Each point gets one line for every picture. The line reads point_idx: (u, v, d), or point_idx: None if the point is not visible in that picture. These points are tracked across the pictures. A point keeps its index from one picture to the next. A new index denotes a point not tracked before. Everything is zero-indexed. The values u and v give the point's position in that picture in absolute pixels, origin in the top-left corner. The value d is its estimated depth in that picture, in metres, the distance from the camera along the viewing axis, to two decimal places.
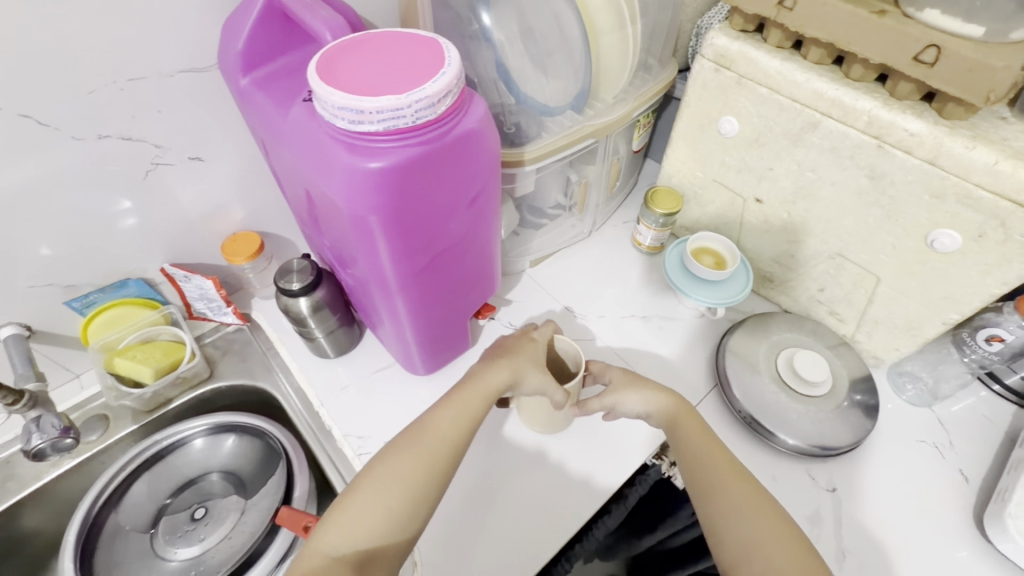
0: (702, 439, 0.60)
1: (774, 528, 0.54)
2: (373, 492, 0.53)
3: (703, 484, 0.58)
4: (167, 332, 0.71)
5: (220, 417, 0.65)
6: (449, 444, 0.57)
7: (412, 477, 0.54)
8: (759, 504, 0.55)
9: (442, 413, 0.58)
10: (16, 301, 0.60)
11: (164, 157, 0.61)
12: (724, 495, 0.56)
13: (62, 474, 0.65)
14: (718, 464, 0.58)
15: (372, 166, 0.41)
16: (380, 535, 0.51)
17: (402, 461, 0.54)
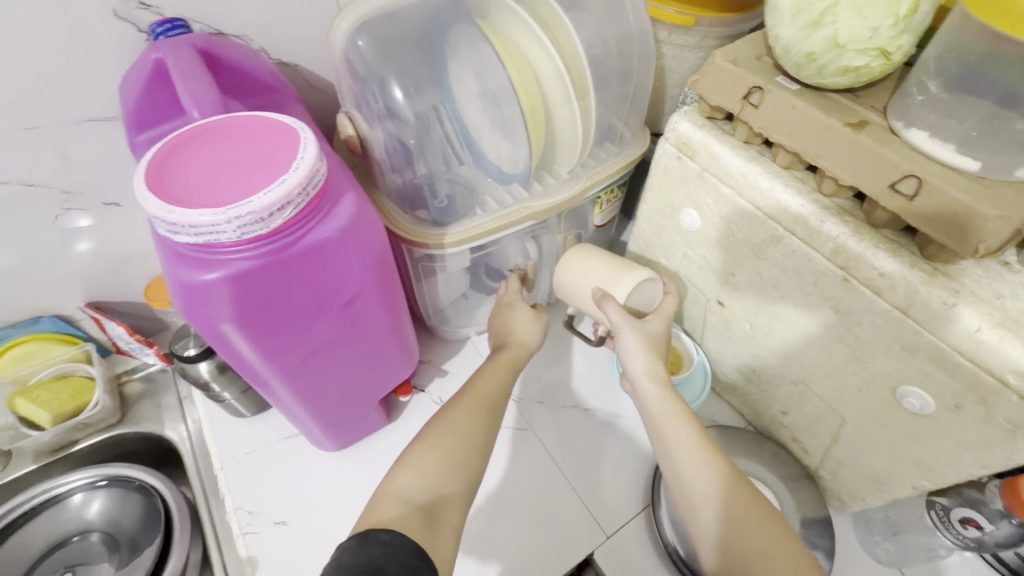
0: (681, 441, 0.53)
1: (762, 526, 0.47)
2: (436, 444, 0.50)
3: (693, 488, 0.50)
4: (84, 369, 0.68)
5: (109, 471, 0.64)
6: (497, 406, 0.56)
7: (468, 432, 0.51)
8: (750, 507, 0.48)
9: (487, 374, 0.58)
10: None
11: (75, 203, 0.59)
12: (715, 500, 0.49)
13: None
14: (705, 455, 0.51)
15: (196, 279, 0.36)
16: (446, 486, 0.47)
17: (461, 413, 0.53)
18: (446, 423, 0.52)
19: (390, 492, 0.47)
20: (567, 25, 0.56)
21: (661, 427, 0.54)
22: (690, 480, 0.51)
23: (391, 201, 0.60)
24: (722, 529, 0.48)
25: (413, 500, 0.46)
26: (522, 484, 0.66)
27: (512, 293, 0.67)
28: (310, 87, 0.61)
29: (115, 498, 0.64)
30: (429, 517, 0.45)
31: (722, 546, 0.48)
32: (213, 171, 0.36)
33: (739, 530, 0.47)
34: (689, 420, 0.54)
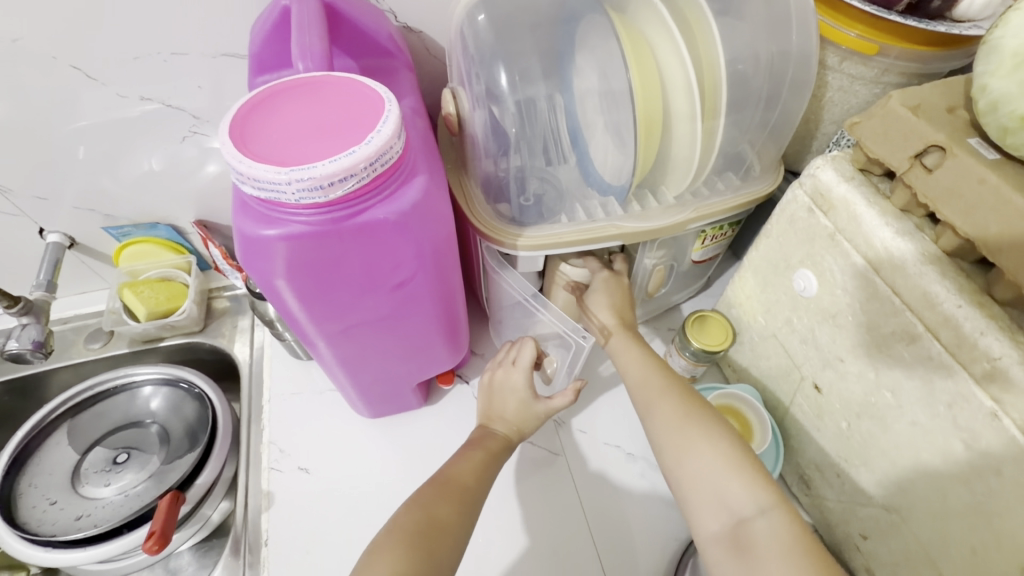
0: (636, 359, 0.58)
1: (706, 424, 0.50)
2: (410, 539, 0.44)
3: (640, 397, 0.55)
4: (183, 278, 0.76)
5: (177, 373, 0.70)
6: (472, 489, 0.51)
7: (439, 516, 0.47)
8: (692, 406, 0.52)
9: (467, 464, 0.53)
10: (61, 217, 0.68)
11: (201, 128, 0.63)
12: (654, 404, 0.53)
13: (58, 367, 0.74)
14: (656, 369, 0.56)
15: (256, 232, 0.36)
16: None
17: (441, 505, 0.48)
18: (422, 514, 0.46)
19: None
20: (713, 31, 0.49)
21: (621, 355, 0.59)
22: (637, 388, 0.56)
23: (476, 188, 0.57)
24: (659, 429, 0.52)
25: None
26: (538, 510, 0.62)
27: (517, 369, 0.60)
28: (428, 54, 0.59)
29: (176, 398, 0.70)
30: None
31: (658, 445, 0.51)
32: (292, 129, 0.35)
33: (676, 427, 0.50)
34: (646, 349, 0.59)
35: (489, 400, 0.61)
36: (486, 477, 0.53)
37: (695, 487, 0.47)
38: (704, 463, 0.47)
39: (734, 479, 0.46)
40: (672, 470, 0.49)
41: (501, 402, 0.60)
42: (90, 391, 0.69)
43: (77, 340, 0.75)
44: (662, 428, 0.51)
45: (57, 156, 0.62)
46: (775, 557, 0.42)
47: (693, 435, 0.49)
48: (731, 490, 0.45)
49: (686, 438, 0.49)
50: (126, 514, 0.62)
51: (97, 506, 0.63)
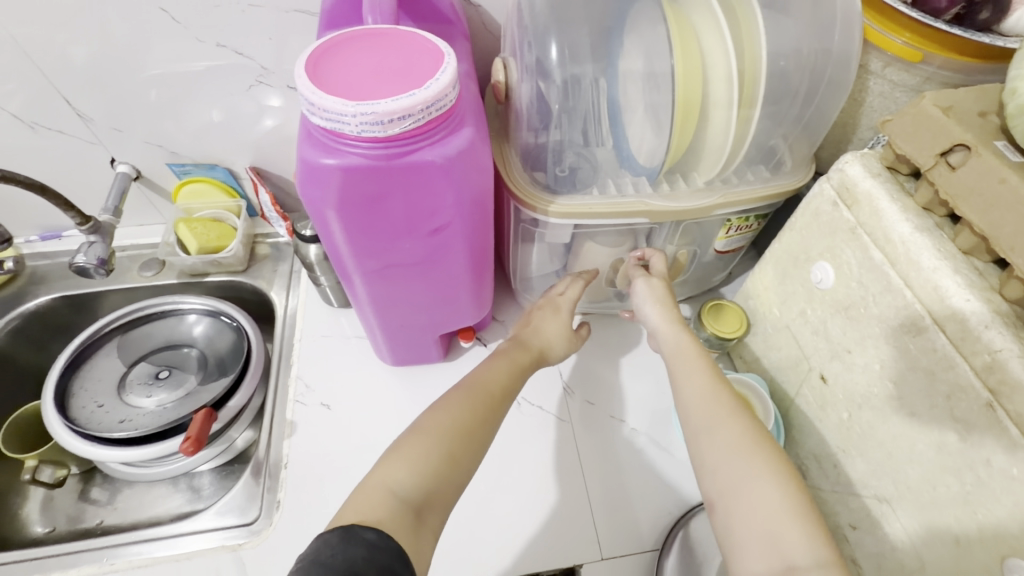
0: (697, 374, 0.54)
1: (742, 439, 0.48)
2: (433, 437, 0.49)
3: (697, 419, 0.51)
4: (232, 220, 0.81)
5: (220, 307, 0.75)
6: (495, 400, 0.55)
7: (464, 422, 0.51)
8: (749, 434, 0.48)
9: (497, 372, 0.57)
10: (132, 150, 0.73)
11: (267, 79, 0.68)
12: (722, 426, 0.49)
13: (114, 289, 0.80)
14: (709, 388, 0.53)
15: (317, 160, 0.39)
16: (439, 486, 0.47)
17: (465, 411, 0.52)
18: (448, 419, 0.51)
19: (383, 486, 0.46)
20: (758, 24, 0.51)
21: (675, 362, 0.56)
22: (692, 402, 0.52)
23: (515, 155, 0.60)
24: (717, 454, 0.48)
25: (406, 497, 0.45)
26: (538, 468, 0.65)
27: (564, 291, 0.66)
28: (483, 27, 0.62)
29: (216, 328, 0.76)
30: (416, 517, 0.44)
31: (705, 467, 0.48)
32: (359, 70, 0.39)
33: (740, 456, 0.47)
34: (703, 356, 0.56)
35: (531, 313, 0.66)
36: (512, 386, 0.57)
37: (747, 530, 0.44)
38: (762, 503, 0.44)
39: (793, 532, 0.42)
40: (720, 498, 0.47)
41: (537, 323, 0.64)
42: (141, 311, 0.74)
43: (132, 267, 0.81)
44: (716, 455, 0.48)
45: (137, 92, 0.67)
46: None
47: (751, 467, 0.46)
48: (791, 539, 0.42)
49: (748, 469, 0.46)
50: (161, 424, 0.67)
51: (135, 415, 0.69)
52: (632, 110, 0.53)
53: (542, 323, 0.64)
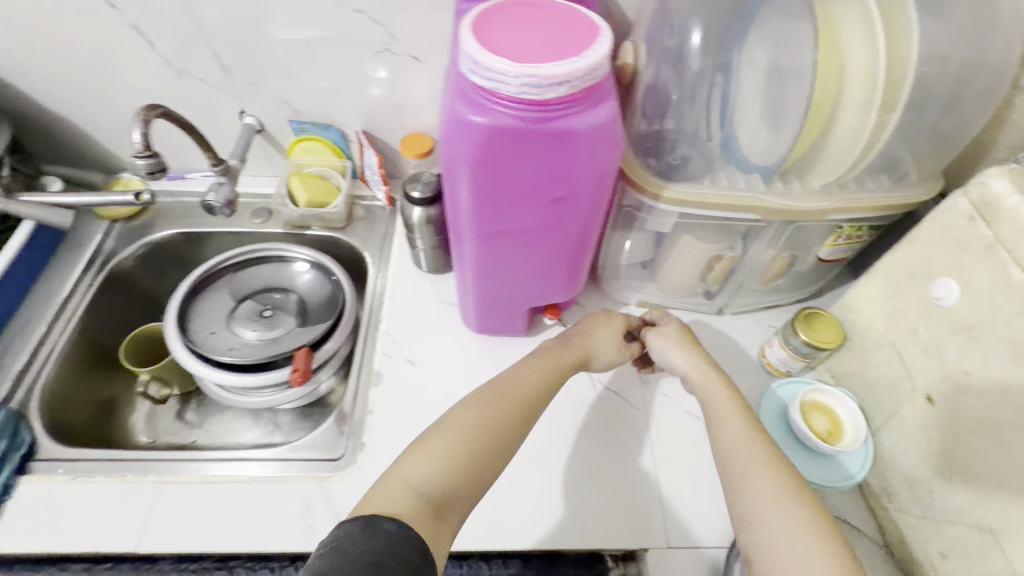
0: (733, 422, 0.54)
1: (779, 488, 0.47)
2: (460, 438, 0.50)
3: (734, 464, 0.51)
4: (337, 179, 0.86)
5: (324, 260, 0.80)
6: (526, 410, 0.55)
7: (489, 427, 0.51)
8: (789, 484, 0.47)
9: (529, 380, 0.58)
10: (262, 104, 0.79)
11: (393, 47, 0.72)
12: (752, 476, 0.49)
13: (227, 231, 0.87)
14: (747, 438, 0.52)
15: (467, 118, 0.42)
16: (460, 488, 0.47)
17: (494, 416, 0.53)
18: (475, 422, 0.51)
19: (405, 478, 0.46)
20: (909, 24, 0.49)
21: (713, 405, 0.57)
22: (729, 446, 0.52)
23: (630, 139, 0.61)
24: (754, 502, 0.47)
25: (427, 493, 0.45)
26: (610, 450, 0.65)
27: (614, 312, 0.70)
28: (610, 12, 0.64)
29: (317, 277, 0.80)
30: (437, 513, 0.44)
31: (748, 516, 0.47)
32: (521, 35, 0.41)
33: (778, 509, 0.46)
34: (741, 403, 0.56)
35: (582, 325, 0.67)
36: (545, 395, 0.58)
37: None
38: (803, 560, 0.43)
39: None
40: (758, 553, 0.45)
41: (582, 340, 0.65)
42: (253, 253, 0.80)
43: (244, 213, 0.88)
44: (754, 504, 0.47)
45: (276, 49, 0.73)
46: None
47: (793, 526, 0.45)
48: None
49: (789, 526, 0.45)
50: (262, 356, 0.72)
51: (239, 345, 0.74)
52: (762, 103, 0.53)
53: (584, 337, 0.65)
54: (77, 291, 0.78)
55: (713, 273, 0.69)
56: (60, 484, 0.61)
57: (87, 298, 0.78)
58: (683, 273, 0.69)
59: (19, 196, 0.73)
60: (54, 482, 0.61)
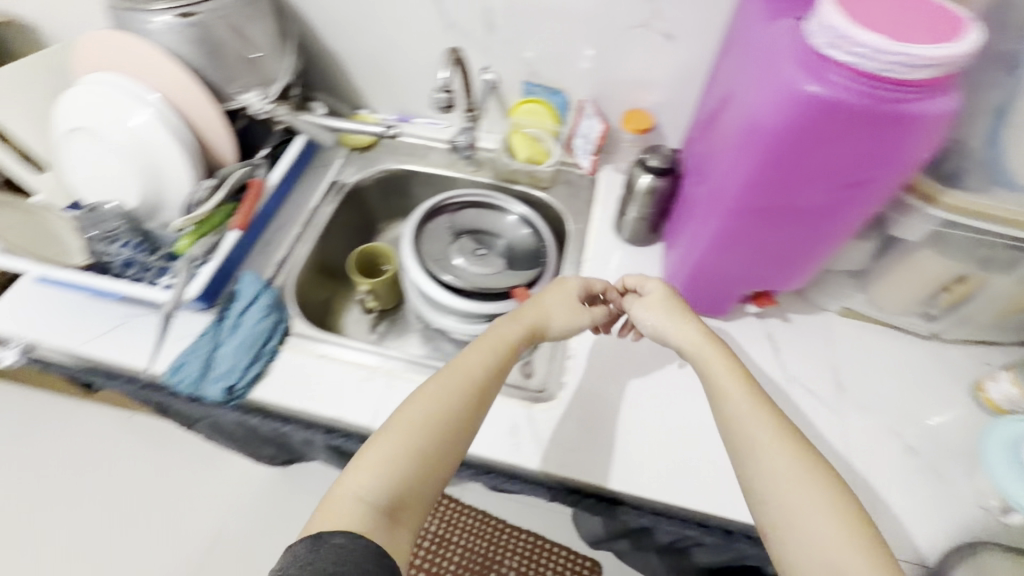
0: (738, 390, 0.56)
1: (795, 462, 0.50)
2: (407, 438, 0.52)
3: (734, 435, 0.54)
4: (548, 142, 0.90)
5: (540, 223, 0.84)
6: (478, 384, 0.58)
7: (439, 413, 0.54)
8: (803, 470, 0.49)
9: (468, 368, 0.59)
10: (507, 61, 0.87)
11: (652, 24, 0.77)
12: (761, 450, 0.51)
13: (441, 174, 0.95)
14: (753, 406, 0.54)
15: (809, 87, 0.46)
16: (407, 490, 0.50)
17: (439, 404, 0.55)
18: (422, 422, 0.53)
19: (354, 491, 0.49)
20: None
21: (713, 374, 0.58)
22: (740, 412, 0.54)
23: None
24: (769, 475, 0.50)
25: (375, 501, 0.49)
26: (803, 443, 0.67)
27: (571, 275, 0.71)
28: None
29: (526, 232, 0.85)
30: (392, 518, 0.48)
31: (763, 468, 0.50)
32: (883, 21, 0.45)
33: (787, 478, 0.49)
34: (744, 376, 0.57)
35: (537, 300, 0.68)
36: (500, 372, 0.61)
37: (806, 561, 0.45)
38: (823, 531, 0.46)
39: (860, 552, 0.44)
40: (774, 526, 0.48)
41: (541, 306, 0.67)
42: (479, 198, 0.86)
43: (459, 160, 0.96)
44: (773, 475, 0.49)
45: (544, 13, 0.80)
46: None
47: (806, 498, 0.47)
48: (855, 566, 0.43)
49: (806, 493, 0.48)
50: (476, 286, 0.77)
51: (455, 268, 0.80)
52: None
53: (525, 320, 0.65)
54: (323, 203, 0.89)
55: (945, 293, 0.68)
56: (311, 358, 0.72)
57: (328, 209, 0.89)
58: (910, 288, 0.69)
59: (301, 114, 0.85)
60: (308, 355, 0.72)
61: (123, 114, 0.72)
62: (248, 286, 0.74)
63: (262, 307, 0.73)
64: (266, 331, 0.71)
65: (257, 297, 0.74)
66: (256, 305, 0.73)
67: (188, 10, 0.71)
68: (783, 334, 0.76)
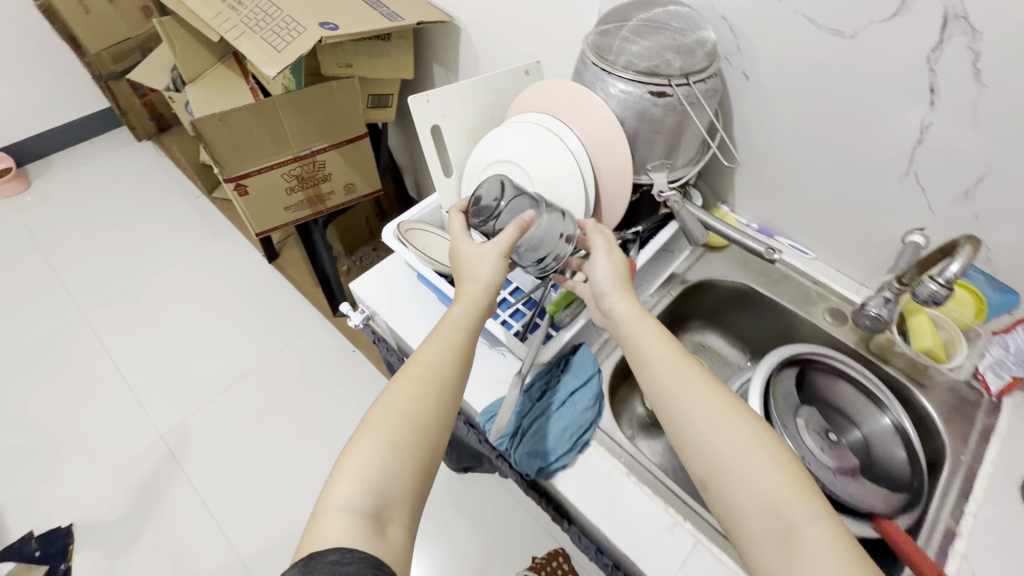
0: (660, 348, 0.57)
1: (731, 421, 0.51)
2: (378, 441, 0.53)
3: (666, 406, 0.54)
4: (948, 332, 0.74)
5: (919, 449, 0.68)
6: (442, 374, 0.58)
7: (412, 404, 0.56)
8: (726, 409, 0.52)
9: (426, 371, 0.58)
10: (954, 229, 0.70)
11: None
12: (696, 400, 0.53)
13: (789, 309, 0.84)
14: (660, 386, 0.55)
15: None
16: (390, 485, 0.52)
17: (412, 395, 0.56)
18: (387, 416, 0.55)
19: (333, 505, 0.50)
20: None
21: (642, 344, 0.58)
22: (663, 376, 0.55)
23: None
24: (700, 427, 0.51)
25: (359, 508, 0.49)
26: None
27: (460, 239, 0.66)
28: None
29: (897, 453, 0.69)
30: (377, 522, 0.50)
31: (689, 445, 0.52)
32: None
33: (720, 433, 0.50)
34: (665, 334, 0.59)
35: (459, 272, 0.65)
36: (455, 362, 0.60)
37: (743, 501, 0.47)
38: (757, 471, 0.48)
39: (786, 491, 0.46)
40: (711, 482, 0.50)
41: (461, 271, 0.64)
42: (866, 383, 0.72)
43: (820, 305, 0.83)
44: (696, 438, 0.51)
45: None
46: (825, 569, 0.42)
47: (738, 445, 0.49)
48: (781, 499, 0.46)
49: (732, 442, 0.50)
50: (825, 484, 0.64)
51: (798, 435, 0.68)
52: None
53: (469, 297, 0.63)
54: (657, 295, 0.85)
55: None
56: (619, 473, 0.65)
57: (662, 304, 0.84)
58: None
59: (686, 202, 0.80)
60: (615, 466, 0.66)
61: (553, 160, 0.73)
62: (584, 366, 0.71)
63: (592, 397, 0.68)
64: (588, 424, 0.67)
65: (591, 380, 0.70)
66: (585, 391, 0.69)
67: (665, 89, 0.68)
68: None
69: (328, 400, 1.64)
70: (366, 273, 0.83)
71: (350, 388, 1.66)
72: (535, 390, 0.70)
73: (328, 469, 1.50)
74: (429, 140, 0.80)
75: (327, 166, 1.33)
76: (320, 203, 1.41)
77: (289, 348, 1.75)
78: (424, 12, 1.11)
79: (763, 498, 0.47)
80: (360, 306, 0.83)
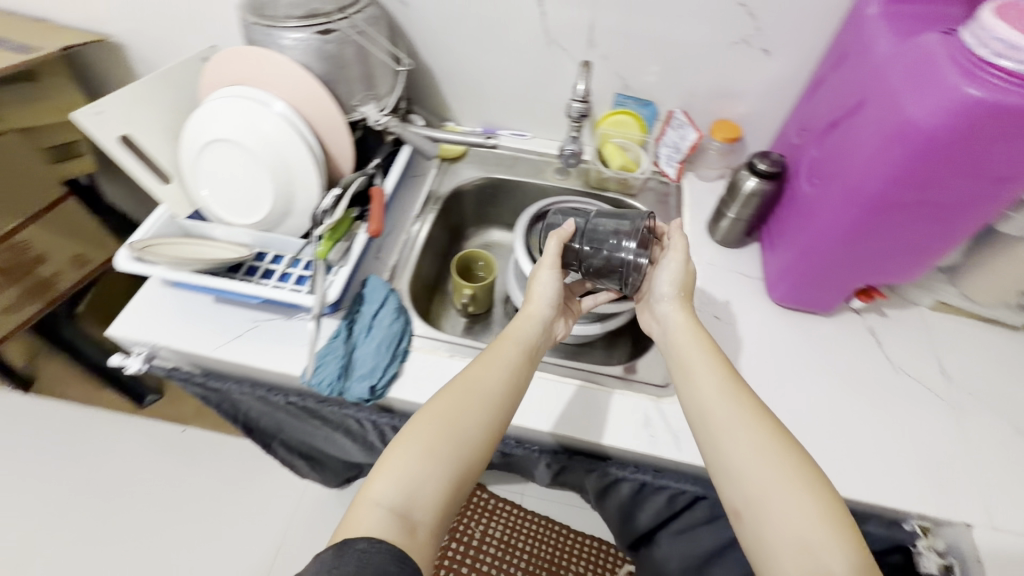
0: (706, 375, 0.60)
1: (814, 507, 0.49)
2: (423, 447, 0.53)
3: (709, 426, 0.57)
4: (634, 150, 0.96)
5: None
6: (496, 394, 0.59)
7: (461, 419, 0.56)
8: (808, 489, 0.50)
9: (483, 390, 0.58)
10: (600, 73, 0.91)
11: (752, 38, 0.82)
12: (774, 489, 0.50)
13: (528, 182, 1.00)
14: (701, 408, 0.58)
15: (970, 90, 0.51)
16: (424, 489, 0.51)
17: (465, 412, 0.56)
18: (434, 423, 0.55)
19: (371, 497, 0.50)
20: None
21: (690, 363, 0.61)
22: (706, 395, 0.58)
23: None
24: (757, 477, 0.52)
25: (390, 506, 0.50)
26: (911, 426, 0.70)
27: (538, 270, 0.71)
28: None
29: None
30: (406, 522, 0.50)
31: (725, 468, 0.54)
32: None
33: (760, 466, 0.52)
34: (716, 361, 0.61)
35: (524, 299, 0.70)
36: (506, 393, 0.59)
37: (776, 529, 0.49)
38: (794, 508, 0.49)
39: (820, 534, 0.47)
40: (740, 507, 0.52)
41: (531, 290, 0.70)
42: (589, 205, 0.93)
43: (548, 169, 1.01)
44: (741, 473, 0.53)
45: (646, 29, 0.84)
46: None
47: (786, 485, 0.50)
48: (819, 538, 0.47)
49: (798, 515, 0.49)
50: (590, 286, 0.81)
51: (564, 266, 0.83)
52: None
53: (532, 315, 0.67)
54: (422, 213, 0.92)
55: (1000, 292, 0.76)
56: (444, 358, 0.74)
57: (429, 218, 0.92)
58: (974, 289, 0.78)
59: (406, 125, 0.90)
60: (439, 354, 0.74)
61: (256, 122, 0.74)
62: (376, 291, 0.76)
63: (394, 311, 0.75)
64: (401, 332, 0.74)
65: (386, 299, 0.76)
66: (386, 309, 0.75)
67: (327, 26, 0.75)
68: (882, 330, 0.80)
69: (175, 493, 1.44)
70: (122, 311, 0.76)
71: (195, 468, 1.48)
72: (342, 332, 0.73)
73: (210, 555, 1.35)
74: (125, 153, 0.74)
75: (32, 244, 1.12)
76: (47, 291, 1.20)
77: (101, 468, 1.47)
78: (62, 35, 0.98)
79: (798, 535, 0.48)
80: (133, 347, 0.76)
